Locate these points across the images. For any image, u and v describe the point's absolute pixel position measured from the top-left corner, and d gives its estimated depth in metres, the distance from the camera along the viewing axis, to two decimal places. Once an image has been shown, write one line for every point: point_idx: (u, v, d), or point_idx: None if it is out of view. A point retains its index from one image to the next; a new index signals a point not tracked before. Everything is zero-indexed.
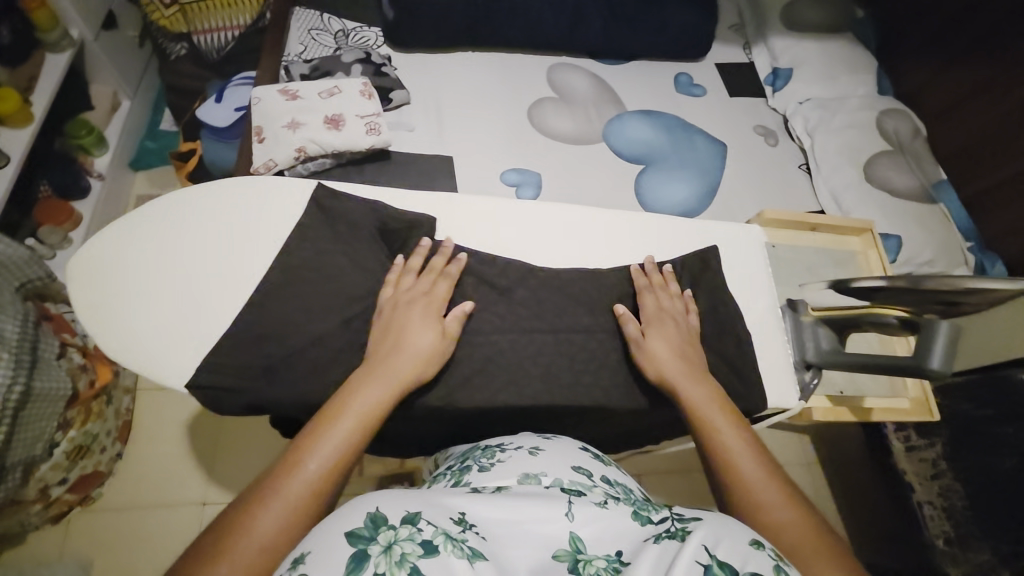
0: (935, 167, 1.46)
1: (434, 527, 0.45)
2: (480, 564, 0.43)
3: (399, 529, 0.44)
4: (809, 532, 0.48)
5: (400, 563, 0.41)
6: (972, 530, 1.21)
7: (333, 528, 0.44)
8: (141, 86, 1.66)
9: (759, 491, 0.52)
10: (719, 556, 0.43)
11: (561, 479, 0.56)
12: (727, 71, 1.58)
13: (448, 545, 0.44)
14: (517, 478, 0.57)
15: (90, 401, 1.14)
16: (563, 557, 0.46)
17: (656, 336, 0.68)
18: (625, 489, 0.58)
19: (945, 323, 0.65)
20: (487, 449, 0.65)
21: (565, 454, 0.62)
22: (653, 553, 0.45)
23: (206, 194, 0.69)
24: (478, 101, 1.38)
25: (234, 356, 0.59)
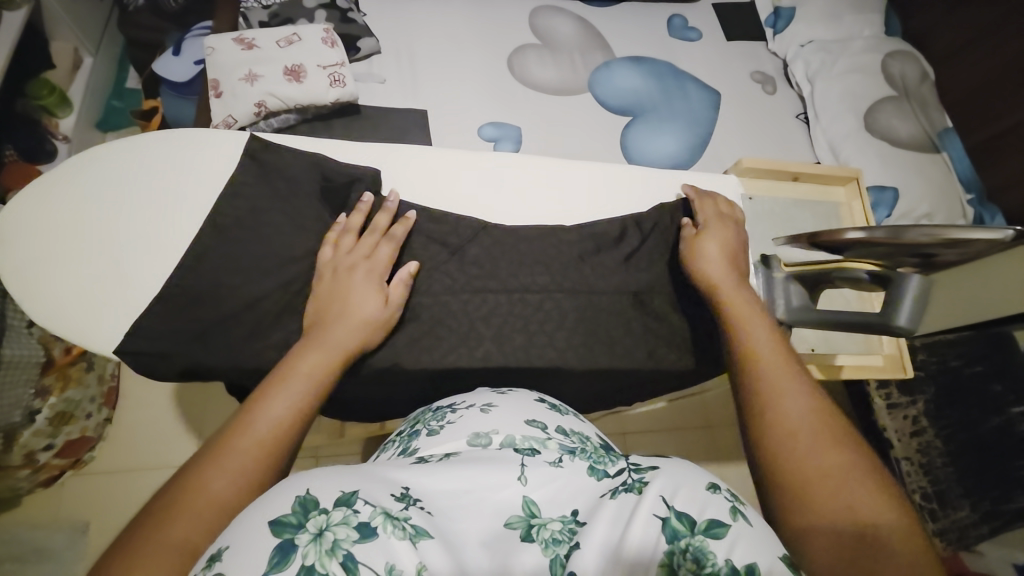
0: (942, 113, 1.36)
1: (373, 507, 0.37)
2: (425, 544, 0.37)
3: (332, 512, 0.36)
4: (821, 426, 0.47)
5: (332, 551, 0.34)
6: (953, 488, 1.21)
7: (254, 513, 0.37)
8: (104, 40, 1.53)
9: (780, 390, 0.50)
10: (676, 506, 0.40)
11: (514, 435, 0.48)
12: (724, 12, 1.46)
13: (388, 526, 0.37)
14: (467, 440, 0.48)
15: (67, 367, 1.11)
16: (515, 524, 0.40)
17: (709, 236, 0.68)
18: (582, 440, 0.50)
19: (917, 277, 0.63)
20: (437, 410, 0.56)
21: (519, 406, 0.52)
22: (609, 511, 0.41)
23: (133, 155, 0.67)
24: (455, 49, 1.29)
25: (166, 322, 0.60)
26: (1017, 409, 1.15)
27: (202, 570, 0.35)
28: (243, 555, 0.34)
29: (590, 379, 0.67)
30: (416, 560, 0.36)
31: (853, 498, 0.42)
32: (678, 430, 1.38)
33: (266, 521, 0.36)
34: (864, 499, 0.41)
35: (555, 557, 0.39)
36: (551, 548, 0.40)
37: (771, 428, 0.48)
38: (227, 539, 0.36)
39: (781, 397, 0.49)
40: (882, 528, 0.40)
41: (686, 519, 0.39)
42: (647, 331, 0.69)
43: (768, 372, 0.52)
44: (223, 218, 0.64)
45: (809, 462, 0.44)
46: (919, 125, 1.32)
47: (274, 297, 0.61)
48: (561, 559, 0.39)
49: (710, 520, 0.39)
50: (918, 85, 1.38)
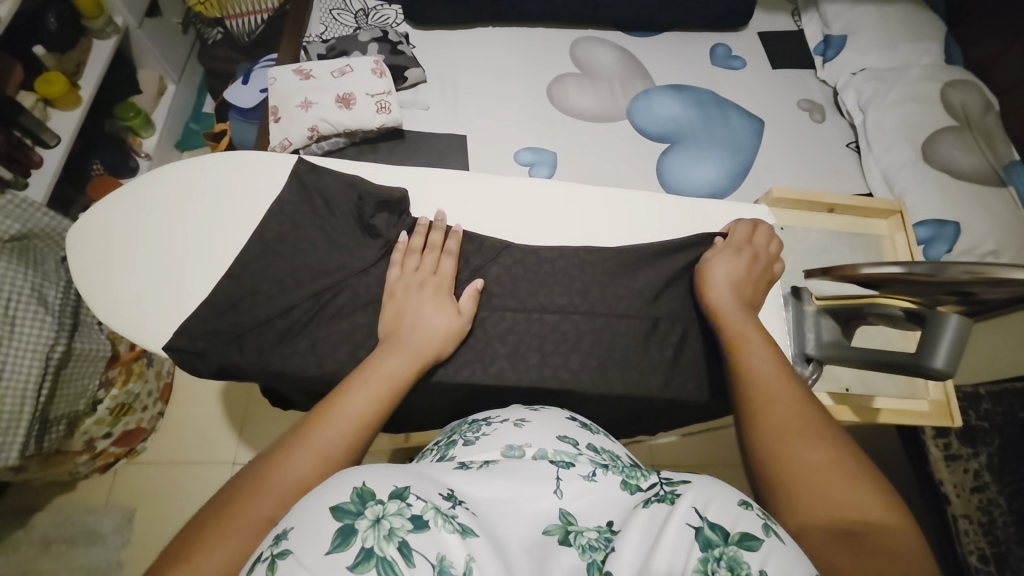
0: (1009, 146, 1.27)
1: (424, 502, 0.38)
2: (473, 541, 0.37)
3: (387, 503, 0.37)
4: (809, 426, 0.48)
5: (388, 537, 0.35)
6: (1016, 551, 1.08)
7: (313, 498, 0.37)
8: (187, 71, 1.71)
9: (774, 396, 0.51)
10: (709, 517, 0.38)
11: (546, 449, 0.48)
12: (770, 41, 1.45)
13: (439, 520, 0.37)
14: (501, 451, 0.48)
15: (131, 362, 1.17)
16: (553, 531, 0.41)
17: (719, 265, 0.68)
18: (613, 459, 0.49)
19: (954, 316, 0.60)
20: (473, 422, 0.56)
21: (552, 424, 0.52)
22: (642, 520, 0.39)
23: (193, 171, 0.74)
24: (497, 77, 1.34)
25: (207, 323, 0.65)
26: None
27: (270, 548, 0.36)
28: (309, 536, 0.35)
29: (603, 404, 0.66)
30: (465, 552, 0.36)
31: (841, 486, 0.42)
32: (712, 466, 1.32)
33: (327, 506, 0.37)
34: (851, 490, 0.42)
35: (592, 562, 0.38)
36: (588, 553, 0.39)
37: (764, 423, 0.49)
38: (291, 521, 0.37)
39: (770, 398, 0.51)
40: (870, 525, 0.40)
41: (719, 530, 0.37)
42: (665, 358, 0.68)
43: (759, 375, 0.54)
44: (268, 232, 0.69)
45: (800, 457, 0.45)
46: (983, 158, 1.23)
47: (304, 305, 0.66)
48: (598, 564, 0.38)
49: (743, 533, 0.36)
50: (982, 115, 1.29)
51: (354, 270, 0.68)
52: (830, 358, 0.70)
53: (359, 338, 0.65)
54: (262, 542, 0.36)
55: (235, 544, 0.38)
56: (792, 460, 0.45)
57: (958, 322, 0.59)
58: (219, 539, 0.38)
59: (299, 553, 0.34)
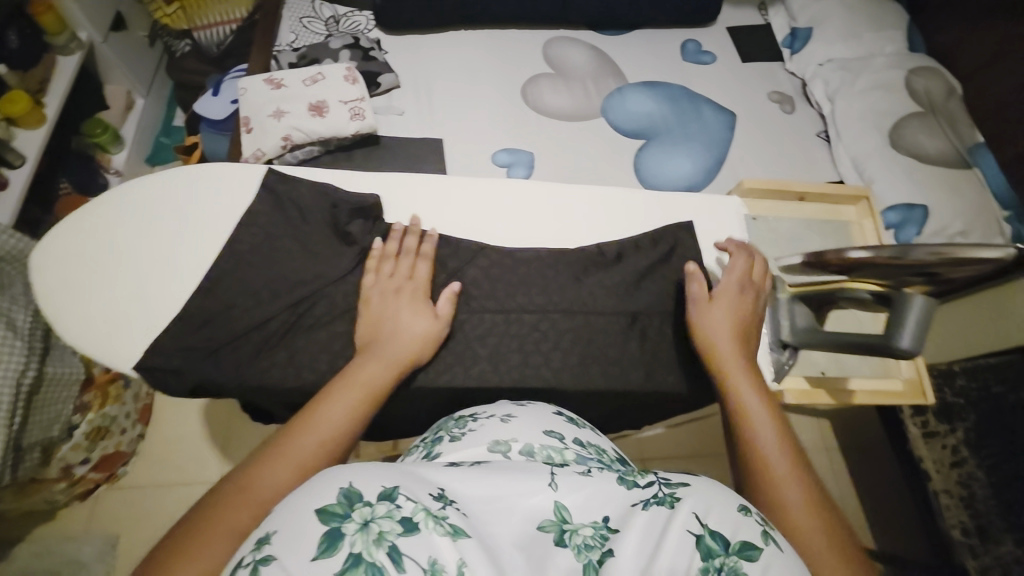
0: (972, 129, 1.30)
1: (414, 503, 0.36)
2: (464, 543, 0.36)
3: (376, 505, 0.35)
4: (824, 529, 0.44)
5: (378, 542, 0.34)
6: (996, 522, 1.10)
7: (298, 499, 0.36)
8: (155, 84, 1.68)
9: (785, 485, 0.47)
10: (710, 524, 0.38)
11: (533, 444, 0.48)
12: (739, 36, 1.47)
13: (430, 522, 0.36)
14: (488, 447, 0.48)
15: (106, 385, 1.16)
16: (548, 528, 0.39)
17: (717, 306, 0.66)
18: (599, 452, 0.50)
19: (919, 297, 0.62)
20: (459, 418, 0.56)
21: (539, 418, 0.53)
22: (641, 523, 0.39)
23: (160, 187, 0.73)
24: (472, 80, 1.34)
25: (180, 340, 0.63)
26: None
27: (251, 553, 0.35)
28: (293, 541, 0.34)
29: (586, 401, 0.67)
30: (457, 556, 0.35)
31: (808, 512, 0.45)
32: (701, 456, 1.34)
33: (313, 509, 0.35)
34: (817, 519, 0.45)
35: (588, 562, 0.37)
36: (583, 553, 0.38)
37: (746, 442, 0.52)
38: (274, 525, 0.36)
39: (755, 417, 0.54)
40: None
41: (720, 538, 0.37)
42: (644, 352, 0.69)
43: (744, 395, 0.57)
44: (240, 244, 0.69)
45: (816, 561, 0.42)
46: (947, 142, 1.26)
47: (281, 317, 0.65)
48: (595, 565, 0.37)
49: (744, 542, 0.37)
50: (945, 100, 1.32)
51: (331, 279, 0.67)
52: (804, 343, 0.70)
53: (338, 347, 0.64)
54: (242, 547, 0.35)
55: (213, 554, 0.38)
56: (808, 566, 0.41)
57: (922, 305, 0.62)
58: (196, 550, 0.38)
59: (284, 559, 0.33)
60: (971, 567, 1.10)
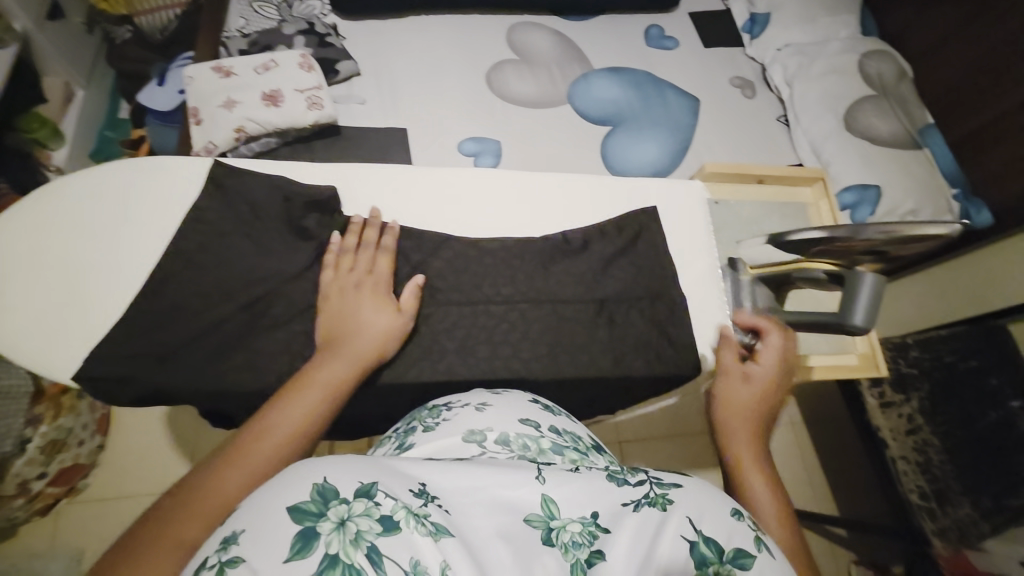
0: (921, 111, 1.35)
1: (394, 500, 0.35)
2: (447, 542, 0.34)
3: (353, 503, 0.33)
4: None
5: (356, 542, 0.32)
6: (952, 485, 1.16)
7: (266, 499, 0.34)
8: (95, 75, 1.57)
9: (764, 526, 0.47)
10: (704, 530, 0.37)
11: (509, 433, 0.47)
12: (701, 21, 1.48)
13: (411, 521, 0.34)
14: (463, 436, 0.47)
15: (59, 396, 1.10)
16: (535, 523, 0.37)
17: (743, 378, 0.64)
18: (574, 440, 0.49)
19: (871, 275, 0.64)
20: (432, 408, 0.54)
21: (515, 405, 0.51)
22: (632, 526, 0.37)
23: (100, 184, 0.68)
24: (435, 67, 1.31)
25: (125, 346, 0.60)
26: (1016, 404, 1.12)
27: (218, 554, 0.32)
28: (264, 541, 0.32)
29: (556, 389, 0.67)
30: (440, 557, 0.33)
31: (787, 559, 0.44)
32: (674, 437, 1.37)
33: (285, 506, 0.33)
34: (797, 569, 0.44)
35: (576, 562, 0.36)
36: (572, 552, 0.36)
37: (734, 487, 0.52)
38: (242, 523, 0.33)
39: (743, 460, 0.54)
40: None
41: (715, 546, 0.36)
42: (612, 339, 0.69)
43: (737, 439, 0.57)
44: (187, 244, 0.65)
45: None
46: (899, 123, 1.30)
47: (236, 318, 0.62)
48: (583, 565, 0.36)
49: (737, 550, 0.36)
50: (896, 83, 1.37)
51: (288, 276, 0.65)
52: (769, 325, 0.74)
53: (299, 347, 0.62)
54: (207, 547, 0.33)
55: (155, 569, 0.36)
56: None
57: (874, 281, 0.64)
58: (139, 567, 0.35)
59: (253, 561, 0.31)
60: (929, 529, 1.16)
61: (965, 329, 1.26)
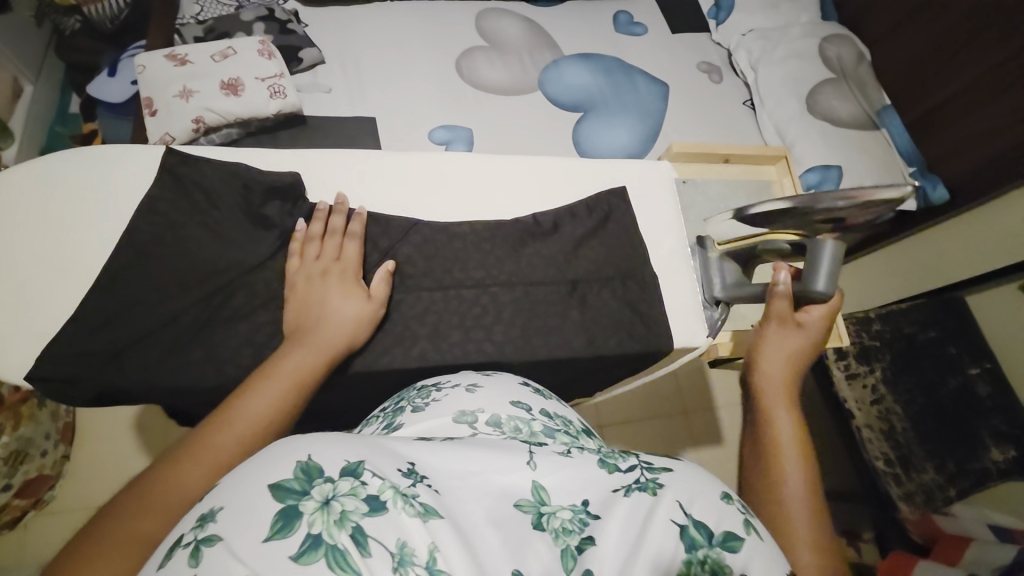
0: (879, 92, 1.39)
1: (381, 480, 0.33)
2: (436, 524, 0.33)
3: (338, 482, 0.32)
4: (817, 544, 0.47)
5: (340, 522, 0.31)
6: (917, 451, 1.23)
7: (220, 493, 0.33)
8: (46, 69, 1.49)
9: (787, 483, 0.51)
10: (694, 514, 0.36)
11: (500, 415, 0.46)
12: (668, 7, 1.49)
13: (399, 502, 0.33)
14: (453, 417, 0.46)
15: (18, 405, 1.03)
16: (525, 507, 0.37)
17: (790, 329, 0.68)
18: (565, 424, 0.48)
19: (833, 244, 0.66)
20: (422, 388, 0.54)
21: (506, 391, 0.51)
22: (623, 511, 0.37)
23: (42, 175, 0.65)
24: (402, 54, 1.28)
25: (76, 343, 0.57)
26: (972, 369, 1.24)
27: (194, 530, 0.31)
28: (239, 520, 0.31)
29: (532, 370, 0.67)
30: (428, 540, 0.32)
31: (809, 528, 0.48)
32: (653, 418, 1.39)
33: (265, 485, 0.32)
34: (815, 538, 0.47)
35: (566, 548, 0.35)
36: (561, 538, 0.36)
37: (770, 467, 0.53)
38: (221, 499, 0.32)
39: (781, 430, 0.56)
40: None
41: (704, 529, 0.36)
42: (585, 320, 0.69)
43: (779, 423, 0.58)
44: (140, 235, 0.62)
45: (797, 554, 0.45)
46: (858, 105, 1.34)
47: (193, 311, 0.60)
48: (573, 552, 0.35)
49: (727, 533, 0.36)
50: (855, 66, 1.40)
51: (250, 265, 0.63)
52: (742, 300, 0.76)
53: (262, 338, 0.60)
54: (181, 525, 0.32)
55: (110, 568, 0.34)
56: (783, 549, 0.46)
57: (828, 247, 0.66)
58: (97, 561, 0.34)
59: (230, 540, 0.30)
60: (898, 494, 1.20)
61: (923, 301, 1.34)
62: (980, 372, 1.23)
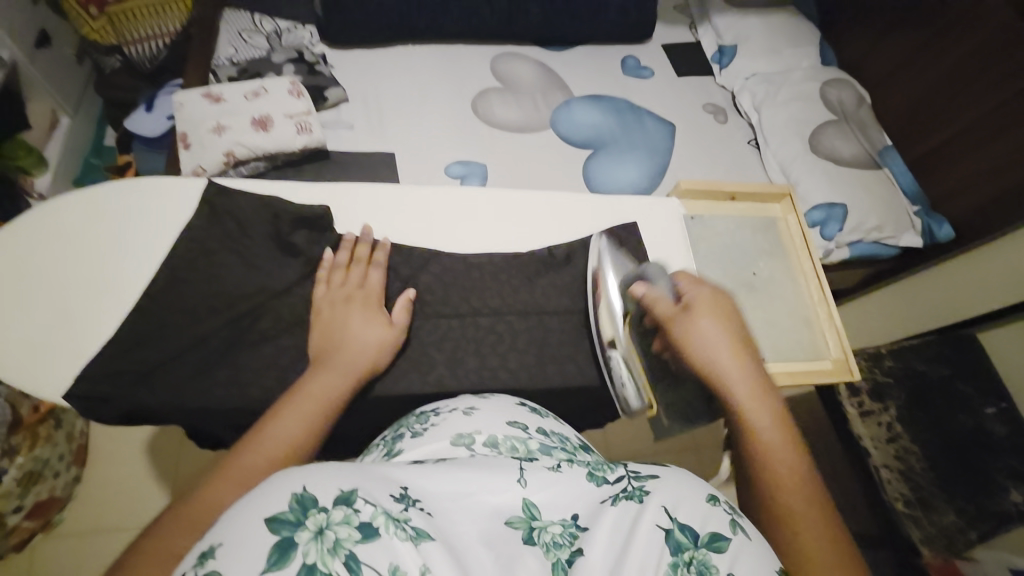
0: (880, 134, 1.44)
1: (373, 506, 0.34)
2: (428, 546, 0.33)
3: (332, 511, 0.33)
4: (821, 520, 0.46)
5: (334, 550, 0.31)
6: (935, 492, 1.20)
7: (244, 508, 0.33)
8: (83, 103, 1.58)
9: (776, 470, 0.49)
10: (679, 518, 0.37)
11: (497, 435, 0.48)
12: (674, 52, 1.57)
13: (390, 526, 0.33)
14: (450, 440, 0.47)
15: (36, 425, 1.06)
16: (517, 523, 0.38)
17: (707, 322, 0.61)
18: (562, 440, 0.49)
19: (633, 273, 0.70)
20: (420, 414, 0.55)
21: (502, 410, 0.52)
22: (612, 519, 0.38)
23: (88, 203, 0.69)
24: (421, 93, 1.36)
25: (110, 363, 0.60)
26: (988, 410, 1.23)
27: (194, 568, 0.32)
28: (240, 553, 0.31)
29: (545, 398, 0.68)
30: (419, 561, 0.32)
31: (808, 510, 0.46)
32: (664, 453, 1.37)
33: (262, 518, 0.32)
34: (816, 517, 0.46)
35: (557, 561, 0.36)
36: (552, 551, 0.36)
37: (755, 472, 0.50)
38: (219, 536, 0.33)
39: (750, 416, 0.54)
40: None
41: (689, 531, 0.37)
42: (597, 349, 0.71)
43: (765, 432, 0.52)
44: (177, 260, 0.66)
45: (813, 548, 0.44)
46: (860, 146, 1.38)
47: (222, 334, 0.63)
48: (564, 565, 0.36)
49: (713, 534, 0.37)
50: (856, 109, 1.45)
51: (277, 291, 0.66)
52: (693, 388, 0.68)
53: (286, 361, 0.63)
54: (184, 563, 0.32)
55: None
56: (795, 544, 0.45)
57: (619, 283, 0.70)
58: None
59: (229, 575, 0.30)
60: (916, 537, 1.18)
61: (934, 339, 1.34)
62: (995, 412, 1.23)
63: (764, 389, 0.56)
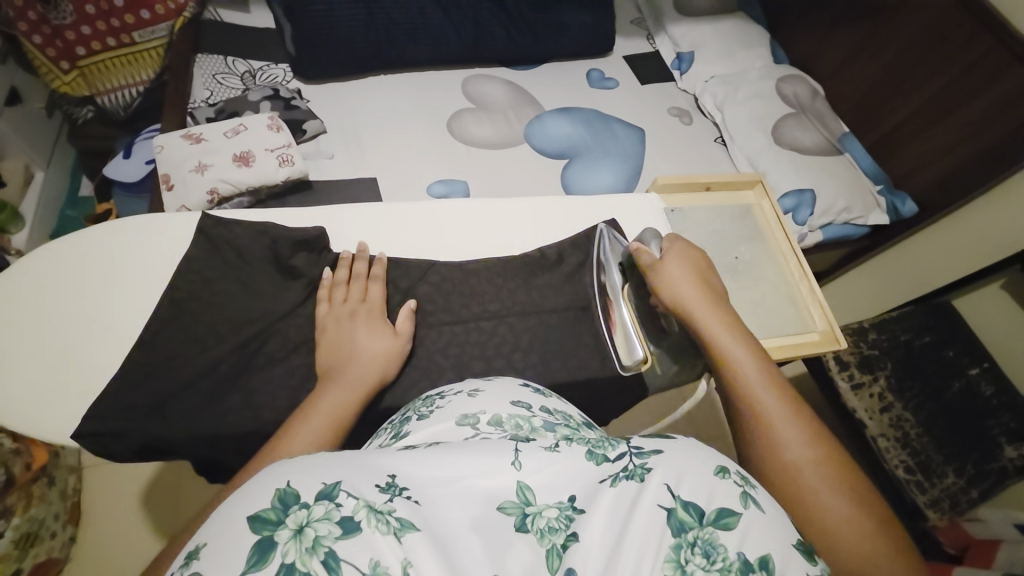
0: (836, 122, 1.52)
1: (356, 500, 0.35)
2: (411, 539, 0.35)
3: (313, 507, 0.34)
4: (822, 464, 0.51)
5: (313, 549, 0.32)
6: (935, 457, 1.24)
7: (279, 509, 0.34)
8: (55, 155, 1.57)
9: (776, 423, 0.55)
10: (681, 496, 0.39)
11: (502, 414, 0.48)
12: (635, 62, 1.64)
13: (372, 520, 0.35)
14: (455, 421, 0.47)
15: (29, 484, 1.02)
16: (509, 510, 0.38)
17: (691, 286, 0.69)
18: (566, 417, 0.50)
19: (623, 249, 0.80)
20: (426, 399, 0.54)
21: (505, 390, 0.52)
22: (610, 501, 0.39)
23: (84, 244, 0.69)
24: (398, 119, 1.39)
25: (117, 399, 0.59)
26: (973, 370, 1.29)
27: (181, 569, 0.34)
28: (233, 553, 0.33)
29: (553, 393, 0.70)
30: (401, 556, 0.33)
31: (806, 454, 0.52)
32: None
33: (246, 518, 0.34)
34: (813, 459, 0.51)
35: (552, 547, 0.37)
36: (547, 538, 0.37)
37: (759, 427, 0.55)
38: (204, 537, 0.35)
39: (746, 377, 0.59)
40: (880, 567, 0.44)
41: (693, 510, 0.38)
42: (598, 340, 0.73)
43: (761, 391, 0.58)
44: (178, 292, 0.66)
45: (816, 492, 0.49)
46: (819, 134, 1.46)
47: (229, 360, 0.63)
48: (558, 551, 0.37)
49: (719, 511, 0.38)
50: (811, 100, 1.54)
51: (280, 314, 0.67)
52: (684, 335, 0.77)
53: (296, 381, 0.63)
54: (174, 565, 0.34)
55: None
56: (802, 487, 0.49)
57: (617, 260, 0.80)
58: None
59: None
60: (922, 502, 1.21)
61: (917, 309, 1.39)
62: (979, 372, 1.29)
63: (754, 351, 0.62)
